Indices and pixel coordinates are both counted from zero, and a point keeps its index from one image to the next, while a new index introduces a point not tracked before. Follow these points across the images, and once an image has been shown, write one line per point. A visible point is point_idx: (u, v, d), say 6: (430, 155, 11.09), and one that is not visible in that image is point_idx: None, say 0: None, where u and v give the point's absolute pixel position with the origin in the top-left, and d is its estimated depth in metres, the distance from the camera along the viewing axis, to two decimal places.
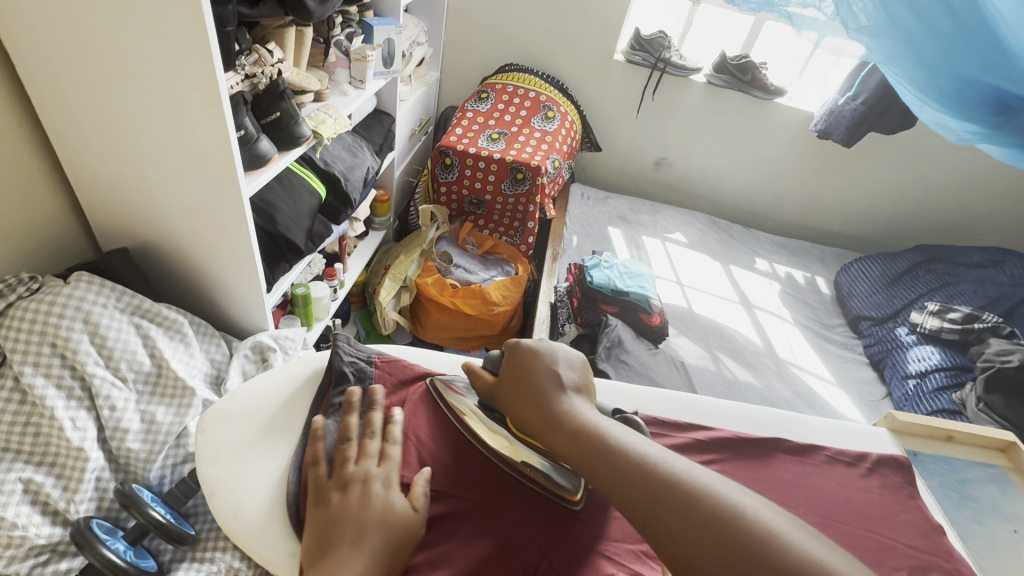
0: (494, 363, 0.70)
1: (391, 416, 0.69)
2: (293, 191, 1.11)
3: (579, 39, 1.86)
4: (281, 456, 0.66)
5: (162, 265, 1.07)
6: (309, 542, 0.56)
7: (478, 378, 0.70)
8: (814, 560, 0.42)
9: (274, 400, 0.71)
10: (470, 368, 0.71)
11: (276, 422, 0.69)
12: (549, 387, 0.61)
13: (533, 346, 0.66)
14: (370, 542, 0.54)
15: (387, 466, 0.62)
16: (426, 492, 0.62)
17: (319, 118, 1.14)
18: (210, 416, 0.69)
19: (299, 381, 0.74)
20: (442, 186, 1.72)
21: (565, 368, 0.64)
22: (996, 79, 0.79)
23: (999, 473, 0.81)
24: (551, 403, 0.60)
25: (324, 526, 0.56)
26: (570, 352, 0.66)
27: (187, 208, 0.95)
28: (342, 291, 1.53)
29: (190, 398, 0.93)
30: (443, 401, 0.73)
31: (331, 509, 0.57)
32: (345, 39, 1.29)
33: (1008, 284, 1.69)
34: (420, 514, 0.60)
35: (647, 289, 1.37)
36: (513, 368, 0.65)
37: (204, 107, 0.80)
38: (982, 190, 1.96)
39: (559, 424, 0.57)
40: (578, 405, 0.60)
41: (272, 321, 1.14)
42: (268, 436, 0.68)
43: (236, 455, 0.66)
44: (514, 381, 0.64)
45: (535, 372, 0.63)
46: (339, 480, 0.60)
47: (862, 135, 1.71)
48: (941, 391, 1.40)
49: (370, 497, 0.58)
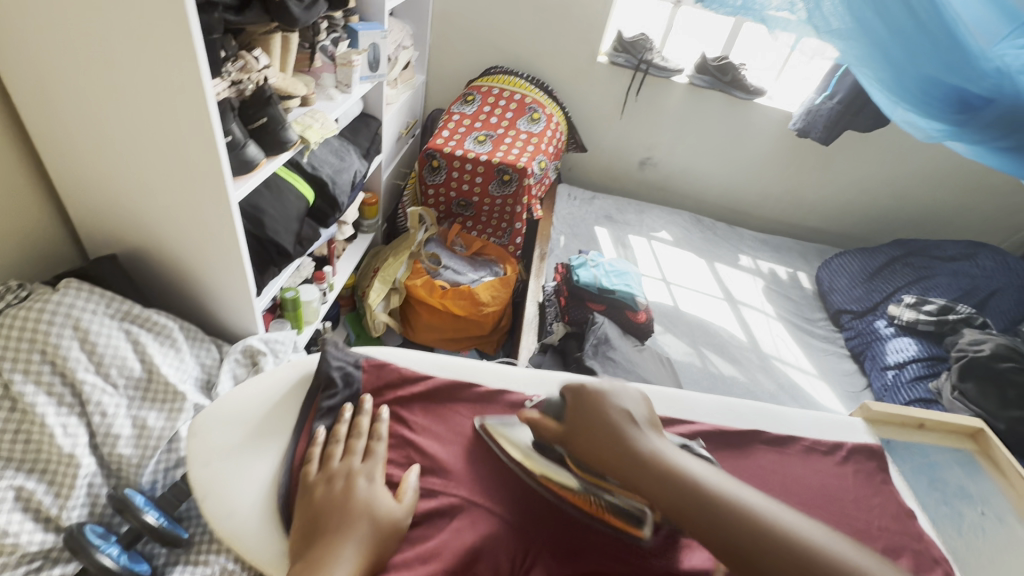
0: (553, 408, 0.66)
1: (379, 417, 0.71)
2: (281, 196, 1.11)
3: (563, 41, 1.88)
4: (273, 459, 0.67)
5: (151, 270, 1.08)
6: (297, 533, 0.58)
7: (541, 426, 0.65)
8: (809, 549, 0.48)
9: (265, 404, 0.72)
10: (530, 418, 0.66)
11: (268, 426, 0.70)
12: (626, 427, 0.60)
13: (599, 386, 0.65)
14: (354, 531, 0.57)
15: (370, 462, 0.65)
16: (414, 490, 0.65)
17: (306, 123, 1.15)
18: (201, 419, 0.70)
19: (289, 384, 0.74)
20: (430, 188, 1.74)
21: (633, 406, 0.64)
22: (957, 79, 0.82)
23: (967, 457, 0.85)
24: (632, 445, 0.58)
25: (310, 517, 0.59)
26: (634, 392, 0.66)
27: (175, 213, 0.96)
28: (330, 294, 1.53)
29: (181, 403, 0.94)
30: (497, 444, 0.69)
31: (316, 501, 0.60)
32: (329, 44, 1.29)
33: (981, 276, 1.74)
34: (405, 510, 0.62)
35: (632, 287, 1.40)
36: (581, 409, 0.64)
37: (193, 115, 0.81)
38: (956, 186, 2.02)
39: (649, 471, 0.56)
40: (658, 446, 0.58)
41: (262, 325, 1.15)
42: (259, 440, 0.68)
43: (227, 459, 0.66)
44: (585, 424, 0.62)
45: (608, 414, 0.62)
46: (325, 476, 0.62)
47: (839, 134, 1.75)
48: (919, 380, 1.46)
49: (354, 491, 0.61)
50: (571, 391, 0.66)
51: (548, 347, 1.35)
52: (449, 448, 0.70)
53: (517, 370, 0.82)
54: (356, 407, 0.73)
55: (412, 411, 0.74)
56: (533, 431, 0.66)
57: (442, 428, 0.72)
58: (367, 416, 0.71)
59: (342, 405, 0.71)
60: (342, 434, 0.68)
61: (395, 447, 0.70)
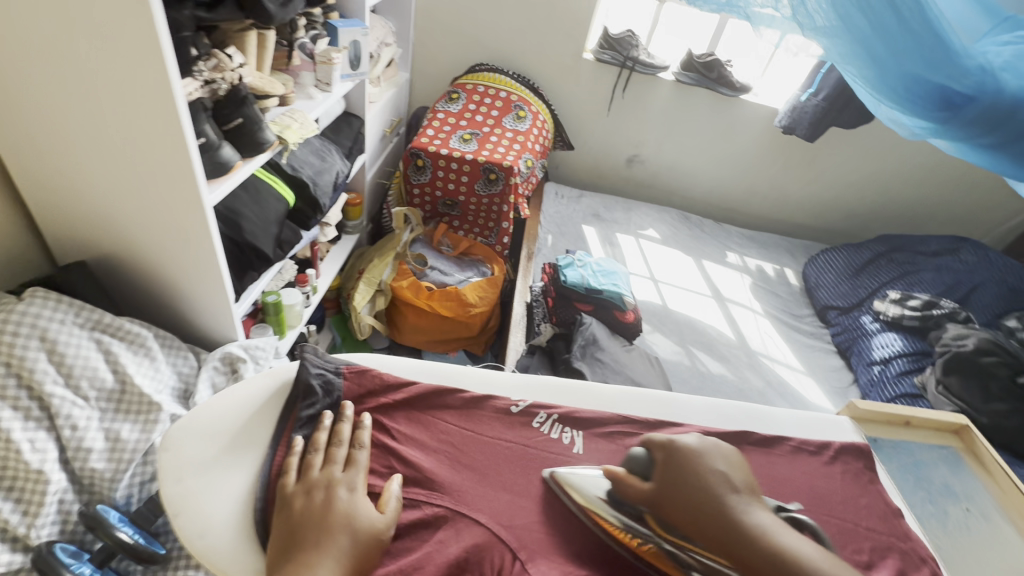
0: (639, 465, 0.64)
1: (361, 423, 0.69)
2: (259, 198, 1.08)
3: (548, 38, 1.86)
4: (249, 473, 0.65)
5: (125, 276, 1.04)
6: (273, 546, 0.57)
7: (628, 485, 0.63)
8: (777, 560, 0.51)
9: (240, 415, 0.69)
10: (616, 474, 0.64)
11: (243, 438, 0.67)
12: (725, 493, 0.58)
13: (693, 445, 0.63)
14: (333, 546, 0.55)
15: (352, 472, 0.63)
16: (397, 500, 0.63)
17: (284, 122, 1.12)
18: (173, 433, 0.67)
19: (266, 393, 0.72)
20: (415, 187, 1.71)
21: (728, 467, 0.61)
22: (941, 75, 0.82)
23: (953, 454, 0.85)
24: (734, 516, 0.56)
25: (287, 531, 0.57)
26: (726, 450, 0.63)
27: (146, 216, 0.92)
28: (314, 297, 1.50)
29: (156, 414, 0.91)
30: (568, 494, 0.65)
31: (295, 513, 0.58)
32: (308, 41, 1.25)
33: (964, 271, 1.76)
34: (388, 521, 0.60)
35: (620, 286, 1.40)
36: (672, 469, 0.61)
37: (161, 114, 0.78)
38: (939, 182, 2.04)
39: (756, 548, 0.54)
40: (761, 518, 0.56)
41: (243, 331, 1.12)
42: (234, 453, 0.66)
43: (201, 475, 0.63)
44: (679, 488, 0.60)
45: (704, 478, 0.59)
46: (306, 486, 0.61)
47: (823, 130, 1.76)
48: (904, 375, 1.47)
49: (334, 502, 0.59)
50: (660, 449, 0.64)
51: (536, 348, 1.35)
52: (434, 457, 0.68)
53: (501, 373, 0.81)
54: (337, 414, 0.70)
55: (395, 418, 0.72)
56: (618, 487, 0.63)
57: (425, 435, 0.70)
58: (349, 423, 0.69)
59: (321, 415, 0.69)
60: (321, 443, 0.66)
61: (376, 458, 0.67)
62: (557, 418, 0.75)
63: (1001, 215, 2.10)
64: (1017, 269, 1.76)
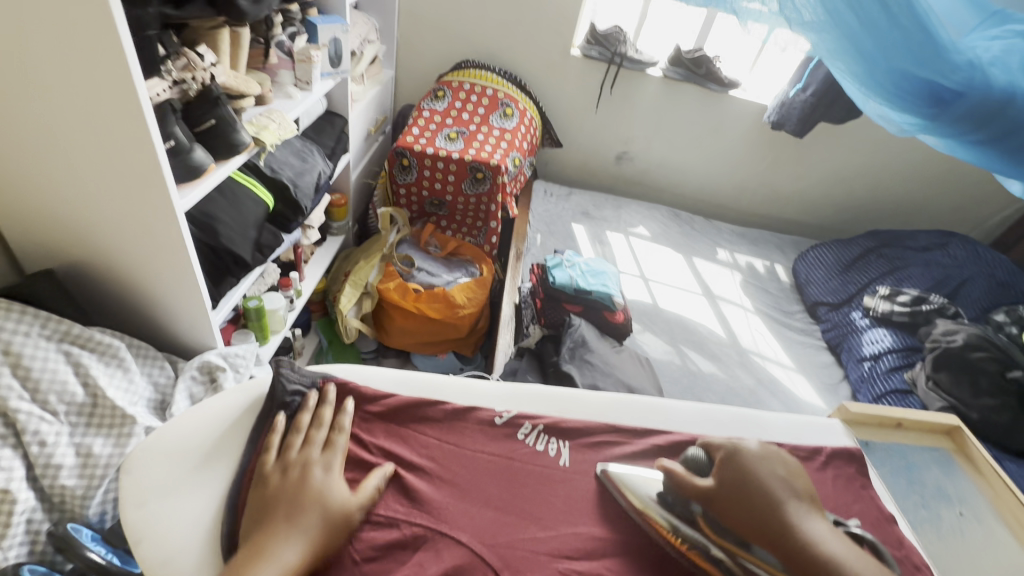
0: (696, 466, 0.65)
1: (340, 421, 0.69)
2: (236, 202, 1.05)
3: (535, 34, 1.84)
4: (220, 494, 0.62)
5: (97, 285, 1.00)
6: (245, 520, 0.58)
7: (686, 481, 0.62)
8: None
9: (211, 434, 0.66)
10: (670, 470, 0.64)
11: (213, 458, 0.65)
12: (786, 498, 0.59)
13: (755, 452, 0.64)
14: (304, 521, 0.56)
15: (330, 454, 0.64)
16: (375, 488, 0.62)
17: (261, 123, 1.08)
18: (134, 457, 0.63)
19: (237, 410, 0.69)
20: (401, 187, 1.68)
21: (787, 474, 0.63)
22: (929, 71, 0.80)
23: (944, 456, 0.84)
24: (792, 521, 0.57)
25: (260, 505, 0.58)
26: (784, 457, 0.65)
27: (116, 222, 0.89)
28: (298, 301, 1.47)
29: (130, 427, 0.88)
30: (619, 491, 0.66)
31: (269, 490, 0.59)
32: (286, 39, 1.22)
33: (953, 266, 1.76)
34: (360, 502, 0.61)
35: (609, 286, 1.38)
36: (733, 470, 0.62)
37: (128, 117, 0.75)
38: (927, 177, 2.04)
39: (809, 554, 0.54)
40: (814, 525, 0.57)
41: (221, 339, 1.08)
42: (204, 474, 0.63)
43: (167, 498, 0.60)
44: (740, 489, 0.60)
45: (765, 481, 0.60)
46: (283, 464, 0.62)
47: (812, 126, 1.75)
48: (894, 371, 1.47)
49: (308, 481, 0.60)
50: (720, 451, 0.65)
51: (525, 351, 1.34)
52: (414, 474, 0.66)
53: (484, 384, 0.78)
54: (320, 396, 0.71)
55: (376, 433, 0.69)
56: (672, 485, 0.63)
57: (406, 450, 0.68)
58: (331, 407, 0.70)
59: (297, 428, 0.67)
60: (300, 433, 0.66)
61: (353, 475, 0.65)
62: (543, 428, 0.73)
63: (988, 210, 2.10)
64: (1005, 263, 1.76)
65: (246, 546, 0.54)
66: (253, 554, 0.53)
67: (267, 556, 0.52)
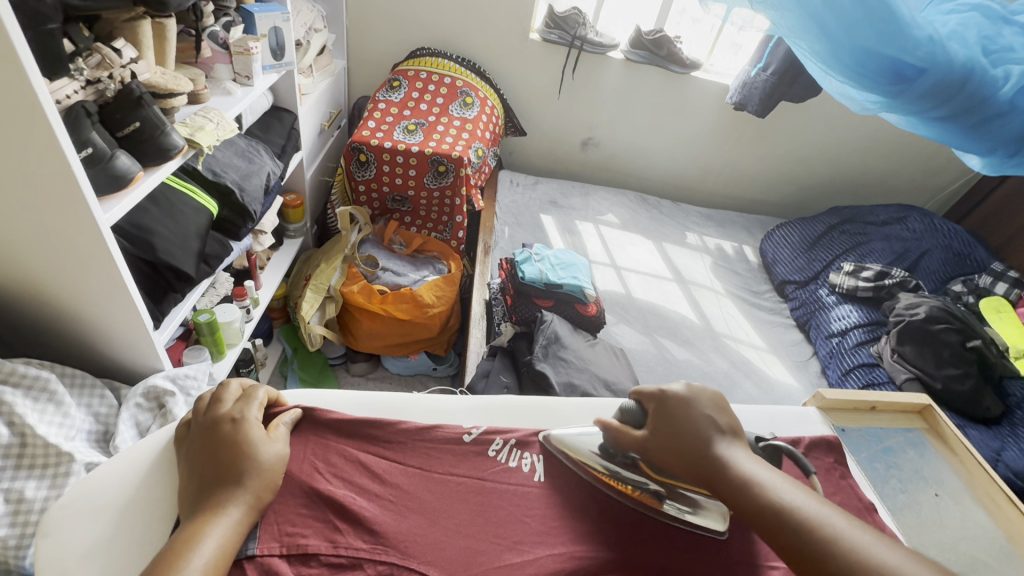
0: (632, 417, 0.66)
1: (278, 421, 0.65)
2: (173, 211, 0.96)
3: (493, 19, 1.76)
4: (151, 550, 0.56)
5: (21, 309, 0.91)
6: (182, 488, 0.57)
7: (622, 434, 0.65)
8: None
9: (134, 480, 0.61)
10: (605, 423, 0.67)
11: (142, 510, 0.59)
12: (713, 437, 0.60)
13: (683, 392, 0.65)
14: (238, 471, 0.57)
15: (245, 404, 0.64)
16: (287, 427, 0.65)
17: (196, 123, 0.99)
18: (52, 516, 0.58)
19: (166, 449, 0.64)
20: (360, 184, 1.60)
21: (715, 412, 0.64)
22: (893, 48, 0.77)
23: (917, 437, 0.87)
24: (715, 452, 0.59)
25: (193, 469, 0.58)
26: (711, 394, 0.66)
27: (27, 243, 0.80)
28: (256, 311, 1.38)
29: (68, 466, 0.80)
30: (573, 460, 0.68)
31: (197, 451, 0.59)
32: (220, 29, 1.11)
33: (911, 239, 1.81)
34: (280, 441, 0.62)
35: (580, 278, 1.34)
36: (665, 416, 0.63)
37: (23, 122, 0.66)
38: (884, 151, 2.08)
39: (723, 476, 0.57)
40: (735, 453, 0.59)
41: (168, 360, 1.01)
42: (133, 522, 0.58)
43: (90, 558, 0.55)
44: (669, 437, 0.62)
45: (693, 421, 0.62)
46: (201, 429, 0.61)
47: (773, 105, 1.74)
48: (861, 345, 1.50)
49: (231, 433, 0.60)
50: (651, 400, 0.65)
51: (498, 349, 1.30)
52: (376, 503, 0.61)
53: (456, 401, 0.76)
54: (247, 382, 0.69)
55: (333, 462, 0.65)
56: (614, 439, 0.66)
57: (371, 482, 0.63)
58: (239, 382, 0.68)
59: (242, 431, 0.60)
60: (205, 403, 0.64)
61: (311, 512, 0.60)
62: (515, 443, 0.70)
63: (941, 182, 2.17)
64: (960, 234, 1.82)
65: (187, 512, 0.54)
66: (195, 518, 0.53)
67: (213, 516, 0.53)
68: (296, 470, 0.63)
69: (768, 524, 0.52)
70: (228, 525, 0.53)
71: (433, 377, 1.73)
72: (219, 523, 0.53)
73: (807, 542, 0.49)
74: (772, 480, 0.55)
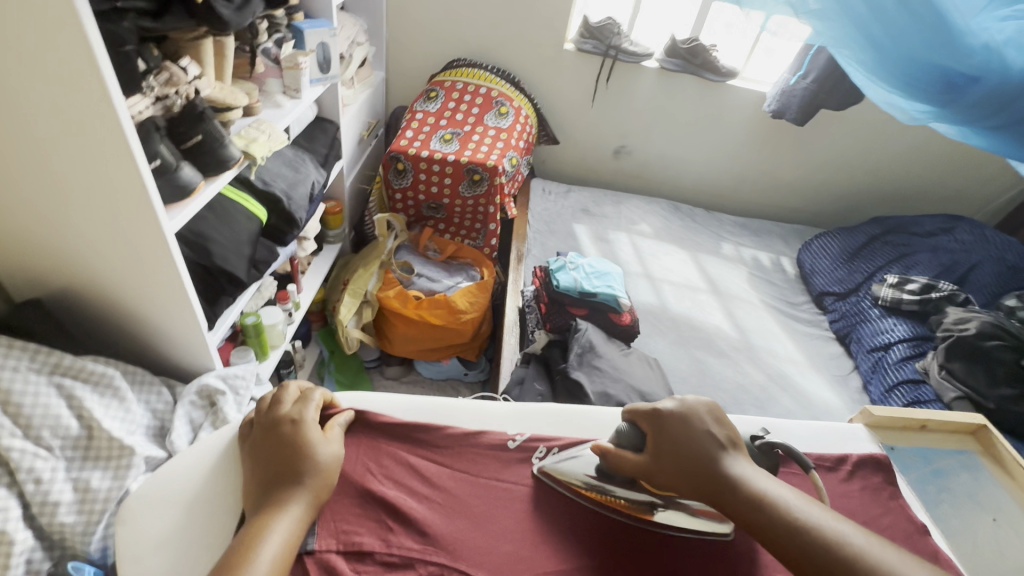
0: (628, 439, 0.64)
1: (334, 422, 0.68)
2: (228, 218, 1.01)
3: (528, 31, 1.79)
4: (215, 544, 0.59)
5: (88, 311, 0.98)
6: (246, 484, 0.61)
7: (621, 458, 0.63)
8: None
9: (198, 475, 0.64)
10: (604, 451, 0.64)
11: (208, 503, 0.62)
12: (716, 453, 0.60)
13: (675, 408, 0.64)
14: (299, 471, 0.59)
15: (304, 405, 0.67)
16: (341, 428, 0.67)
17: (250, 136, 1.04)
18: (128, 504, 0.62)
19: (224, 444, 0.67)
20: (397, 192, 1.64)
21: (714, 427, 0.63)
22: (944, 59, 0.74)
23: (969, 458, 0.84)
24: (722, 468, 0.58)
25: (257, 467, 0.61)
26: (710, 405, 0.65)
27: (101, 250, 0.86)
28: (297, 314, 1.43)
29: (128, 459, 0.85)
30: (562, 484, 0.66)
31: (261, 448, 0.62)
32: (272, 45, 1.17)
33: (960, 251, 1.74)
34: (335, 442, 0.65)
35: (614, 288, 1.34)
36: (665, 439, 0.62)
37: (102, 138, 0.71)
38: (929, 159, 2.02)
39: (735, 496, 0.56)
40: (744, 469, 0.59)
41: (219, 360, 1.05)
42: (199, 516, 0.61)
43: (163, 547, 0.59)
44: (671, 459, 0.60)
45: (694, 438, 0.61)
46: (263, 427, 0.64)
47: (813, 113, 1.72)
48: (906, 361, 1.45)
49: (293, 435, 0.62)
50: (647, 420, 0.64)
51: (531, 357, 1.31)
52: (425, 506, 0.63)
53: (496, 406, 0.77)
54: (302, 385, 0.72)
55: (383, 464, 0.67)
56: (613, 465, 0.63)
57: (418, 483, 0.65)
58: (295, 385, 0.70)
59: (301, 432, 0.63)
60: (266, 403, 0.67)
61: (364, 511, 0.62)
62: (558, 451, 0.71)
63: (991, 192, 2.08)
64: (1013, 247, 1.74)
65: (253, 508, 0.57)
66: (259, 514, 0.56)
67: (276, 512, 0.56)
68: (350, 470, 0.65)
69: (783, 543, 0.52)
70: (290, 522, 0.55)
71: (464, 382, 1.75)
72: (282, 519, 0.55)
73: (824, 560, 0.49)
74: (784, 496, 0.55)
